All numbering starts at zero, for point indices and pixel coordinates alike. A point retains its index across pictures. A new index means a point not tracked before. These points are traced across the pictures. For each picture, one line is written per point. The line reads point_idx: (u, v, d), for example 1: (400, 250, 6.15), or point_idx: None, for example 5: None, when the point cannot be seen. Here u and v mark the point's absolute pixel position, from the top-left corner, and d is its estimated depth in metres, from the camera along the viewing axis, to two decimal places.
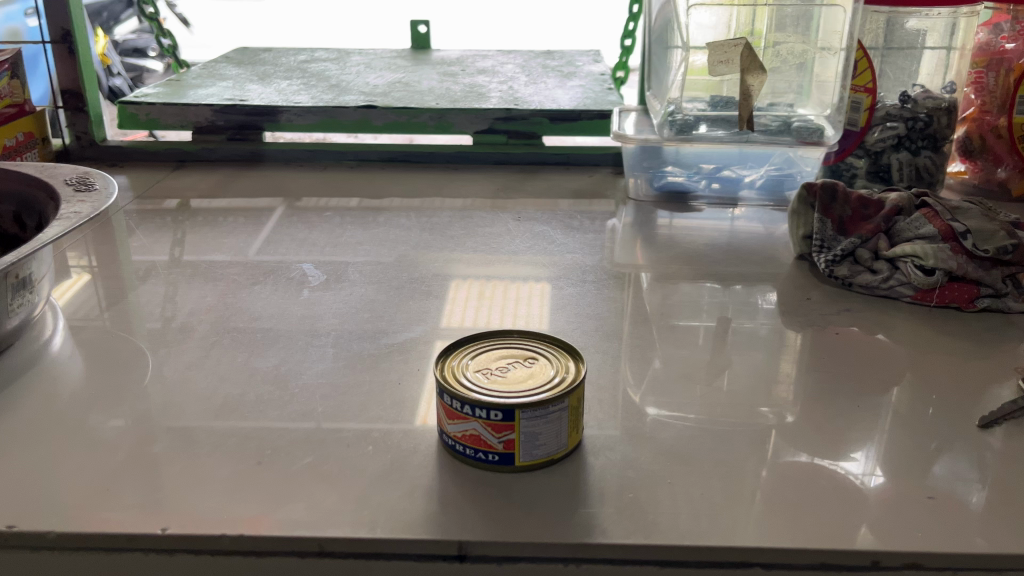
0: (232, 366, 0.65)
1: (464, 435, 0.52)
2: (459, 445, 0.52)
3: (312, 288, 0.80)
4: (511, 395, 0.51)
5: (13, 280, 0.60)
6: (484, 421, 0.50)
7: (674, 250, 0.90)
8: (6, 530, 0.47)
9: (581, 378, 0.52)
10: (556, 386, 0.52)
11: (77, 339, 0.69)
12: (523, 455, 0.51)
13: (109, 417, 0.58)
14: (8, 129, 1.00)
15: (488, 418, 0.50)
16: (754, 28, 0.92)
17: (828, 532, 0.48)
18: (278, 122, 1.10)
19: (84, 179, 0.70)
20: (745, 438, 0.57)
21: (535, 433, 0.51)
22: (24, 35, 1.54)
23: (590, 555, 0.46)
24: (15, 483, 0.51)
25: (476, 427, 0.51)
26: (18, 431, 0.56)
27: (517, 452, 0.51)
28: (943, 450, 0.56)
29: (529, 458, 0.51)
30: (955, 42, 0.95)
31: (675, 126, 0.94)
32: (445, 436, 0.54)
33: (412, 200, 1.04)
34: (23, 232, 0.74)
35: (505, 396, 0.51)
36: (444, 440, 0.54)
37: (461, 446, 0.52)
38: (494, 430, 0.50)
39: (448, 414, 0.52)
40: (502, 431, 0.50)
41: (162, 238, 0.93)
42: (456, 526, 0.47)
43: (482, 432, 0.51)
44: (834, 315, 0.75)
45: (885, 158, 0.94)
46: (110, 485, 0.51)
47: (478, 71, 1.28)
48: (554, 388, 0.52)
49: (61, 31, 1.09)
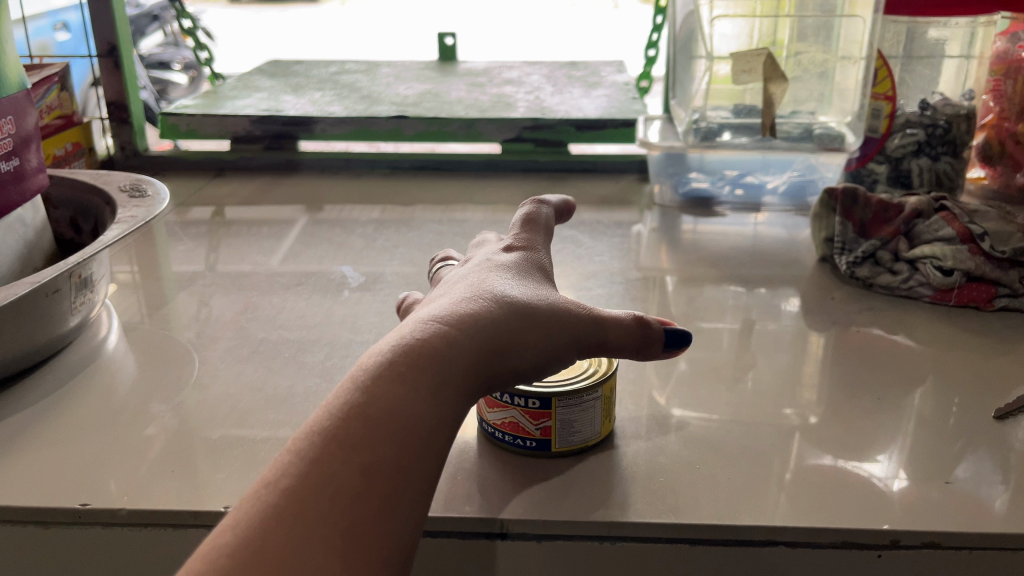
0: (280, 364, 0.69)
1: (503, 422, 0.56)
2: (498, 434, 0.57)
3: (352, 290, 0.84)
4: (548, 386, 0.56)
5: (77, 280, 0.64)
6: (523, 409, 0.55)
7: (698, 254, 0.92)
8: (80, 508, 0.51)
9: (613, 370, 0.57)
10: (592, 375, 0.57)
11: (131, 338, 0.73)
12: (559, 441, 0.56)
13: (167, 410, 0.62)
14: (58, 140, 1.05)
15: (526, 406, 0.55)
16: (776, 38, 0.96)
17: (850, 517, 0.51)
18: (313, 132, 1.14)
19: (137, 186, 0.73)
20: (770, 439, 0.59)
21: (570, 421, 0.55)
22: (54, 48, 1.55)
23: (623, 533, 0.51)
24: (84, 467, 0.55)
25: (515, 415, 0.55)
26: (83, 421, 0.60)
27: (554, 439, 0.56)
28: (966, 451, 0.58)
29: (561, 446, 0.56)
30: (975, 51, 0.97)
31: (699, 134, 0.98)
32: (484, 430, 0.58)
33: (441, 207, 1.08)
34: (79, 237, 0.78)
35: (541, 387, 0.56)
36: (482, 432, 0.59)
37: (500, 434, 0.57)
38: (532, 414, 0.55)
39: (488, 403, 0.56)
40: (539, 419, 0.55)
41: (202, 245, 0.97)
42: (493, 506, 0.51)
43: (520, 417, 0.55)
44: (857, 314, 0.77)
45: (906, 164, 0.94)
46: (175, 469, 0.55)
47: (505, 82, 1.31)
48: (590, 378, 0.57)
49: (108, 46, 1.13)
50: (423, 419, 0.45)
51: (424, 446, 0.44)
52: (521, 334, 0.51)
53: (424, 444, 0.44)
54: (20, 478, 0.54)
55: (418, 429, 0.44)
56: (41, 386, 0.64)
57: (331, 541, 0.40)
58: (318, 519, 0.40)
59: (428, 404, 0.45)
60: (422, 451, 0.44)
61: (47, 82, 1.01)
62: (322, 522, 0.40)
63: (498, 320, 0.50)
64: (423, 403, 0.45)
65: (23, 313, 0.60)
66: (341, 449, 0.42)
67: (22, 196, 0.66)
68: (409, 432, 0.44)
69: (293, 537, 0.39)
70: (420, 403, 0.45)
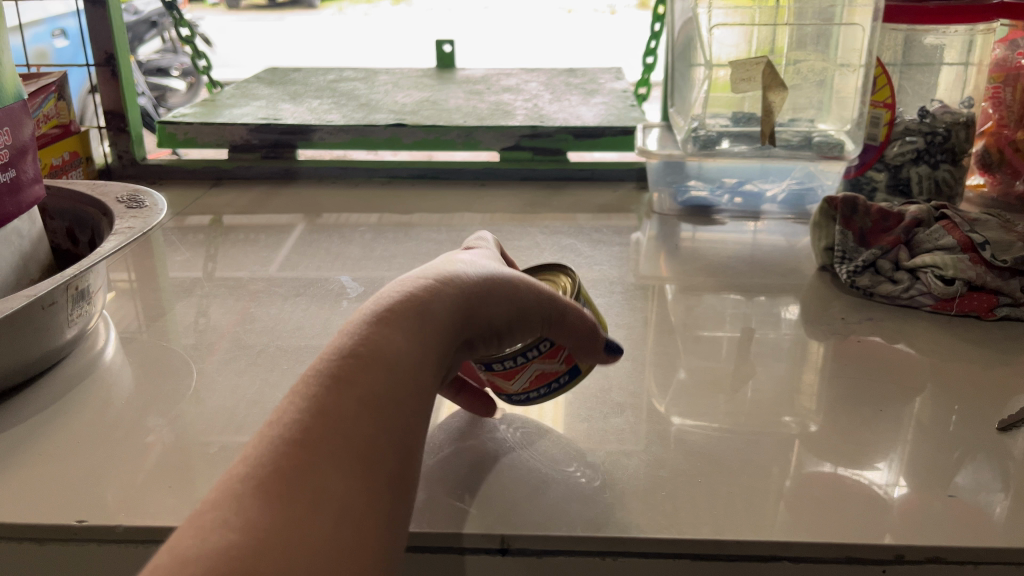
0: (279, 374, 0.69)
1: (532, 380, 0.57)
2: (536, 394, 0.59)
3: (351, 300, 0.83)
4: None
5: (73, 292, 0.64)
6: (540, 357, 0.56)
7: (698, 262, 0.92)
8: (76, 525, 0.50)
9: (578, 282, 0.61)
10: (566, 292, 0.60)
11: (128, 350, 0.73)
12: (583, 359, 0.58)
13: (164, 423, 0.61)
14: (55, 150, 1.05)
15: (542, 353, 0.56)
16: (775, 45, 0.96)
17: (850, 529, 0.51)
18: (311, 140, 1.14)
19: (133, 197, 0.73)
20: (771, 447, 0.59)
21: None
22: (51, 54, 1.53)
23: (624, 549, 0.50)
24: (80, 482, 0.54)
25: (537, 367, 0.56)
26: (79, 435, 0.60)
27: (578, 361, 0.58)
28: (965, 458, 0.57)
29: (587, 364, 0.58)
30: (973, 58, 0.96)
31: (698, 142, 0.97)
32: (522, 400, 0.60)
33: (439, 216, 1.07)
34: (75, 247, 0.78)
35: None
36: (518, 403, 0.60)
37: (538, 392, 0.58)
38: (551, 356, 0.56)
39: (507, 377, 0.57)
40: (558, 352, 0.56)
41: (199, 254, 0.96)
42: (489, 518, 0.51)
43: (542, 367, 0.57)
44: (856, 324, 0.77)
45: (905, 172, 0.95)
46: (171, 483, 0.54)
47: (503, 90, 1.31)
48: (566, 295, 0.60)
49: (105, 55, 1.13)
50: (414, 353, 0.46)
51: (416, 378, 0.45)
52: (500, 277, 0.52)
53: (416, 374, 0.45)
54: (16, 493, 0.53)
55: (418, 367, 0.46)
56: (37, 399, 0.64)
57: (349, 463, 0.41)
58: (329, 441, 0.41)
59: (416, 340, 0.46)
60: (415, 382, 0.45)
61: (44, 92, 1.01)
62: (332, 445, 0.41)
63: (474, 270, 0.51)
64: (411, 339, 0.46)
65: (19, 326, 0.60)
66: (339, 382, 0.43)
67: (19, 207, 0.65)
68: (400, 365, 0.45)
69: (308, 458, 0.40)
70: (409, 339, 0.46)
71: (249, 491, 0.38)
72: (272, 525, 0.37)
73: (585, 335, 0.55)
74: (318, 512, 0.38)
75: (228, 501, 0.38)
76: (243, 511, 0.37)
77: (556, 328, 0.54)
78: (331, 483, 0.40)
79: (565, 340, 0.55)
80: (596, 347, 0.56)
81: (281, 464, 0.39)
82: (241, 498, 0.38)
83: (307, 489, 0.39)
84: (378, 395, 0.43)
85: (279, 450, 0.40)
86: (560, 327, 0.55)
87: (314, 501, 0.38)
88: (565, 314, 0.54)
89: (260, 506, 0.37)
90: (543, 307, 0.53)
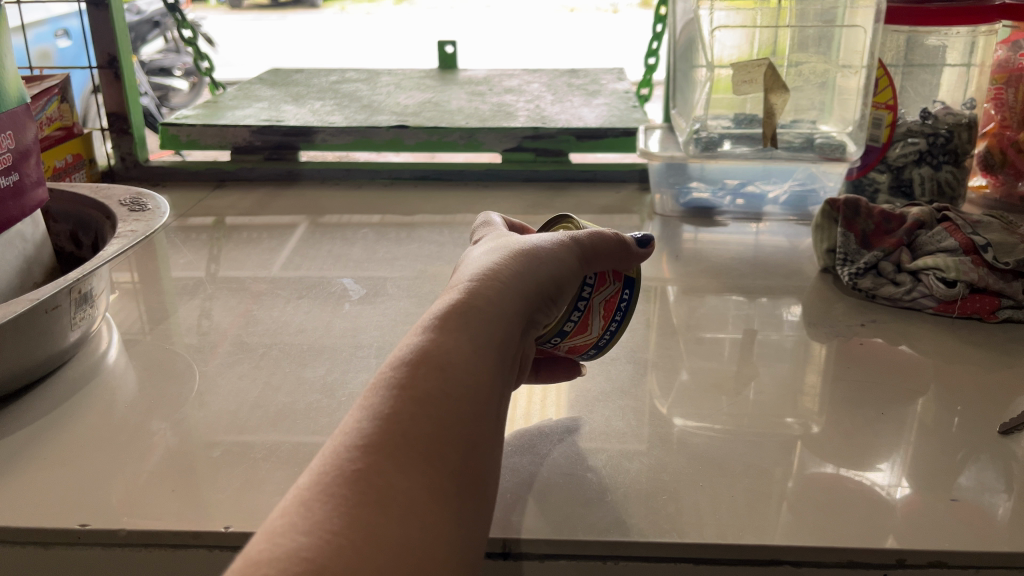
0: (282, 376, 0.69)
1: (602, 314, 0.60)
2: (617, 325, 0.62)
3: (353, 302, 0.83)
4: None
5: (77, 295, 0.64)
6: (595, 291, 0.59)
7: (700, 264, 0.92)
8: (80, 529, 0.50)
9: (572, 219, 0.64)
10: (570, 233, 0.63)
11: (131, 352, 0.73)
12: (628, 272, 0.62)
13: (168, 426, 0.61)
14: (58, 152, 1.05)
15: (595, 285, 0.59)
16: (777, 46, 0.97)
17: (853, 532, 0.51)
18: (313, 142, 1.14)
19: (136, 200, 0.73)
20: (773, 449, 0.59)
21: None
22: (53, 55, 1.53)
23: (627, 553, 0.50)
24: (84, 485, 0.54)
25: (600, 299, 0.60)
26: (83, 437, 0.60)
27: (627, 275, 0.61)
28: (968, 459, 0.57)
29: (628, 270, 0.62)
30: (975, 59, 0.97)
31: (700, 144, 0.97)
32: (609, 343, 0.63)
33: (441, 217, 1.07)
34: (79, 250, 0.78)
35: None
36: (609, 349, 0.63)
37: (617, 322, 0.62)
38: (604, 282, 0.60)
39: (582, 330, 0.60)
40: (607, 278, 0.60)
41: (201, 254, 0.96)
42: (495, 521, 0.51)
43: (602, 296, 0.60)
44: (859, 325, 0.77)
45: (907, 173, 0.95)
46: (174, 486, 0.54)
47: (506, 90, 1.31)
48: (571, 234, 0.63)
49: (108, 57, 1.13)
50: (463, 350, 0.46)
51: (469, 373, 0.45)
52: (527, 257, 0.53)
53: (469, 369, 0.45)
54: (20, 497, 0.53)
55: (472, 365, 0.45)
56: (41, 402, 0.64)
57: (410, 462, 0.40)
58: (389, 440, 0.40)
59: (463, 336, 0.46)
60: (468, 377, 0.44)
61: (47, 94, 1.01)
62: (393, 444, 0.40)
63: (505, 259, 0.53)
64: (458, 335, 0.46)
65: (22, 330, 0.60)
66: (392, 389, 0.43)
67: (22, 211, 0.66)
68: (450, 362, 0.45)
69: (370, 459, 0.39)
70: (455, 337, 0.46)
71: (316, 495, 0.37)
72: (342, 521, 0.36)
73: (620, 250, 0.58)
74: (383, 509, 0.37)
75: (294, 508, 0.37)
76: (311, 514, 0.36)
77: (591, 259, 0.57)
78: (393, 482, 0.39)
79: (604, 265, 0.58)
80: (633, 256, 0.59)
81: (344, 468, 0.39)
82: (307, 503, 0.37)
83: (374, 487, 0.38)
84: (432, 392, 0.43)
85: (342, 456, 0.39)
86: (595, 257, 0.57)
87: (382, 497, 0.38)
88: (591, 241, 0.57)
89: (328, 506, 0.37)
90: (572, 250, 0.56)
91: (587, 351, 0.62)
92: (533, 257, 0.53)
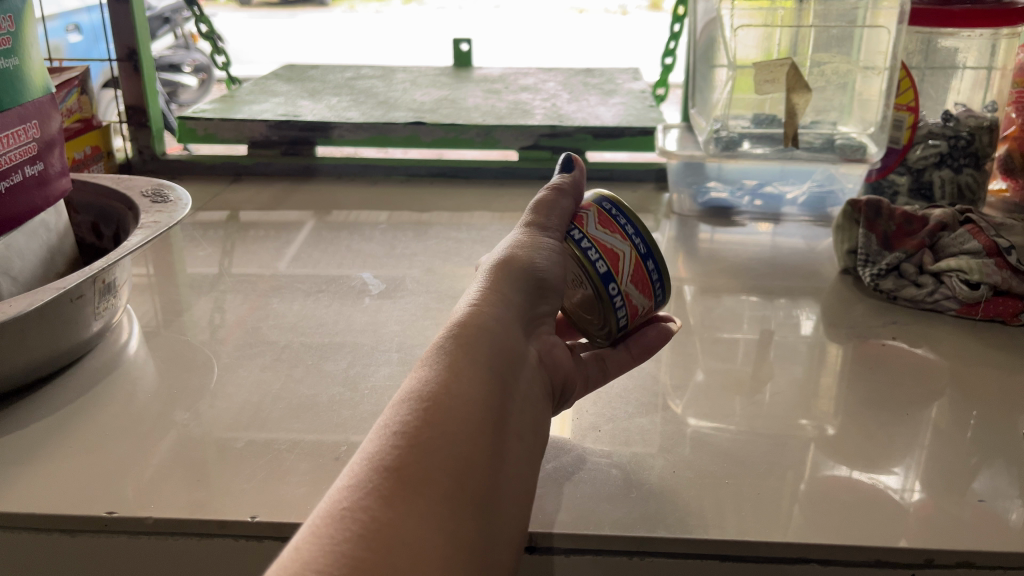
0: (303, 369, 0.69)
1: (615, 236, 0.57)
2: (631, 224, 0.58)
3: (373, 297, 0.83)
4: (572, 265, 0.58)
5: (100, 285, 0.64)
6: (588, 236, 0.57)
7: (718, 264, 0.92)
8: (106, 517, 0.51)
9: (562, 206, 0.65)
10: None
11: (151, 344, 0.73)
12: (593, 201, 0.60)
13: (190, 416, 0.62)
14: (77, 145, 1.06)
15: (580, 234, 0.57)
16: (799, 48, 0.97)
17: (872, 533, 0.50)
18: (330, 137, 1.14)
19: (158, 191, 0.74)
20: (791, 449, 0.59)
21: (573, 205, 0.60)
22: (69, 48, 1.54)
23: (646, 550, 0.51)
24: (108, 473, 0.55)
25: (597, 233, 0.57)
26: (106, 426, 0.60)
27: (592, 205, 0.59)
28: (983, 464, 0.57)
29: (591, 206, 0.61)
30: (997, 61, 0.97)
31: (720, 143, 0.97)
32: (648, 241, 0.59)
33: (458, 215, 1.07)
34: (99, 241, 0.78)
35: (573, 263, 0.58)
36: (653, 241, 0.59)
37: (627, 223, 0.58)
38: (583, 218, 0.58)
39: (618, 261, 0.57)
40: (583, 220, 0.58)
41: (216, 249, 0.97)
42: (535, 517, 0.51)
43: (594, 226, 0.58)
44: (879, 327, 0.76)
45: (927, 175, 0.94)
46: (197, 476, 0.55)
47: (521, 89, 1.31)
48: None
49: (127, 50, 1.13)
50: (451, 379, 0.46)
51: (455, 399, 0.45)
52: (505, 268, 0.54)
53: (457, 396, 0.45)
54: (46, 485, 0.54)
55: (459, 391, 0.45)
56: (63, 391, 0.64)
57: (397, 494, 0.40)
58: (376, 478, 0.41)
59: (448, 366, 0.47)
60: (456, 404, 0.45)
61: (66, 86, 1.02)
62: (378, 480, 0.41)
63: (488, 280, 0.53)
64: (443, 367, 0.47)
65: (47, 320, 0.60)
66: (383, 431, 0.44)
67: (46, 200, 0.66)
68: (436, 393, 0.45)
69: (357, 499, 0.40)
70: (442, 370, 0.47)
71: (306, 537, 0.38)
72: (327, 559, 0.36)
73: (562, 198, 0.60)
74: (368, 544, 0.37)
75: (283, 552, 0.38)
76: (298, 555, 0.37)
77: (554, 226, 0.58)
78: (378, 515, 0.39)
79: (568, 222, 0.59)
80: (568, 190, 0.60)
81: (333, 509, 0.39)
82: (299, 545, 0.37)
83: (361, 524, 0.38)
84: (417, 424, 0.43)
85: (334, 499, 0.40)
86: (552, 223, 0.58)
87: (369, 532, 0.38)
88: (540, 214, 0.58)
89: (316, 546, 0.37)
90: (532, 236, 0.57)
91: (647, 270, 0.58)
92: (514, 274, 0.54)
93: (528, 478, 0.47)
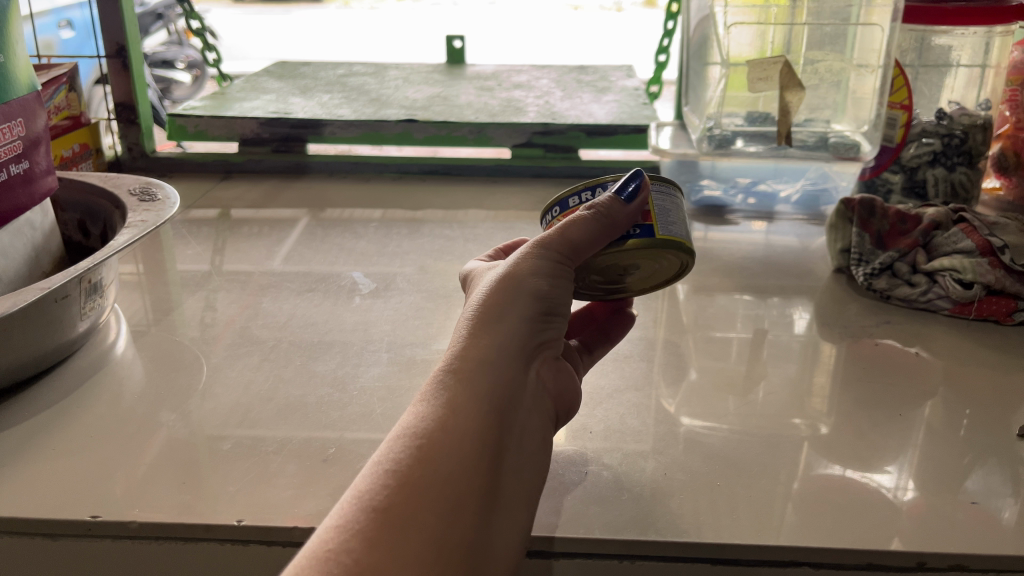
0: (292, 368, 0.68)
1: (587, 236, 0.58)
2: None
3: (363, 296, 0.82)
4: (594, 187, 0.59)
5: (86, 284, 0.63)
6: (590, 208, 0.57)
7: (712, 263, 0.91)
8: (90, 521, 0.50)
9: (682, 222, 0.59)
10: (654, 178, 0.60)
11: (139, 343, 0.72)
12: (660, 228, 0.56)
13: (178, 417, 0.61)
14: (65, 142, 1.05)
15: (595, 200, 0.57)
16: (792, 45, 0.97)
17: (865, 534, 0.50)
18: (321, 134, 1.13)
19: (146, 188, 0.73)
20: (785, 449, 0.59)
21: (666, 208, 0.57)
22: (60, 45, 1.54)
23: (637, 553, 0.50)
24: (93, 475, 0.54)
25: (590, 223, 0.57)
26: (91, 427, 0.59)
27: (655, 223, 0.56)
28: (976, 464, 0.57)
29: (666, 232, 0.56)
30: (990, 60, 0.96)
31: (713, 142, 0.97)
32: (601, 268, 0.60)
33: (451, 212, 1.07)
34: (87, 240, 0.77)
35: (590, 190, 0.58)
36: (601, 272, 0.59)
37: None
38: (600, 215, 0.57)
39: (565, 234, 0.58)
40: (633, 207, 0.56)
41: (207, 246, 0.96)
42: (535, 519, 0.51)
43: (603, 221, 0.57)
44: (873, 327, 0.76)
45: (921, 174, 0.94)
46: (183, 477, 0.54)
47: (514, 86, 1.30)
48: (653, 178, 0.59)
49: (116, 46, 1.12)
50: (445, 417, 0.46)
51: (449, 436, 0.45)
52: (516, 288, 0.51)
53: (450, 432, 0.45)
54: (30, 487, 0.53)
55: (456, 433, 0.45)
56: (48, 392, 0.64)
57: (382, 537, 0.40)
58: (364, 518, 0.41)
59: (446, 404, 0.46)
60: (450, 442, 0.44)
61: (54, 83, 1.01)
62: (364, 521, 0.41)
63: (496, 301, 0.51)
64: (440, 405, 0.46)
65: (31, 320, 0.60)
66: (376, 465, 0.44)
67: (32, 199, 0.65)
68: (429, 431, 0.45)
69: (342, 539, 0.40)
70: (439, 406, 0.46)
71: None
72: None
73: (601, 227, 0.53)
74: None
75: None
76: None
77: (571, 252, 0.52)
78: (361, 559, 0.39)
79: (595, 250, 0.53)
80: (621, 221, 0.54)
81: (320, 548, 0.39)
82: None
83: (344, 567, 0.38)
84: (409, 462, 0.43)
85: (323, 536, 0.40)
86: (579, 251, 0.53)
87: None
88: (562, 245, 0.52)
89: None
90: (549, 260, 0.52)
91: None
92: (525, 294, 0.51)
93: (526, 512, 0.47)
